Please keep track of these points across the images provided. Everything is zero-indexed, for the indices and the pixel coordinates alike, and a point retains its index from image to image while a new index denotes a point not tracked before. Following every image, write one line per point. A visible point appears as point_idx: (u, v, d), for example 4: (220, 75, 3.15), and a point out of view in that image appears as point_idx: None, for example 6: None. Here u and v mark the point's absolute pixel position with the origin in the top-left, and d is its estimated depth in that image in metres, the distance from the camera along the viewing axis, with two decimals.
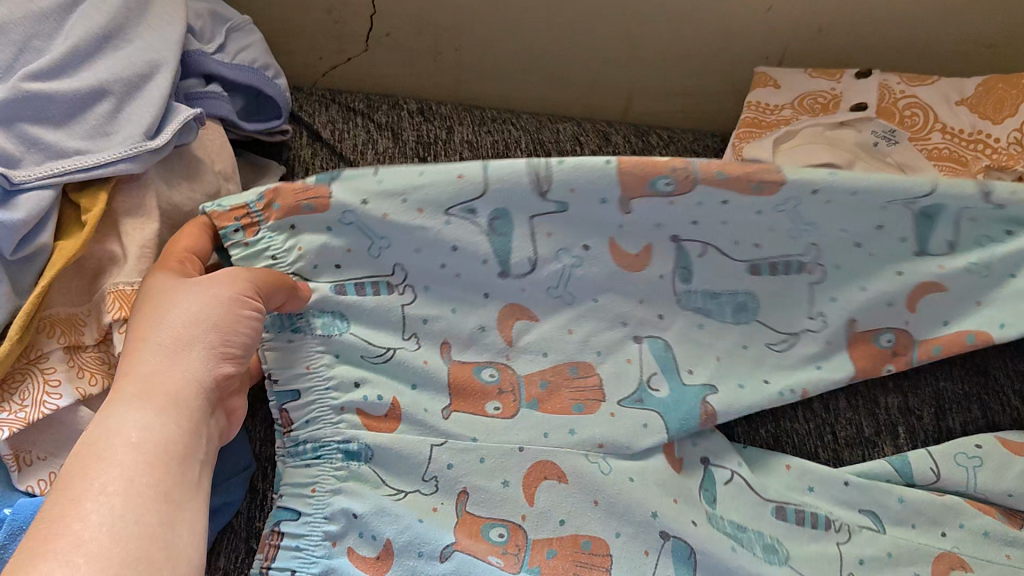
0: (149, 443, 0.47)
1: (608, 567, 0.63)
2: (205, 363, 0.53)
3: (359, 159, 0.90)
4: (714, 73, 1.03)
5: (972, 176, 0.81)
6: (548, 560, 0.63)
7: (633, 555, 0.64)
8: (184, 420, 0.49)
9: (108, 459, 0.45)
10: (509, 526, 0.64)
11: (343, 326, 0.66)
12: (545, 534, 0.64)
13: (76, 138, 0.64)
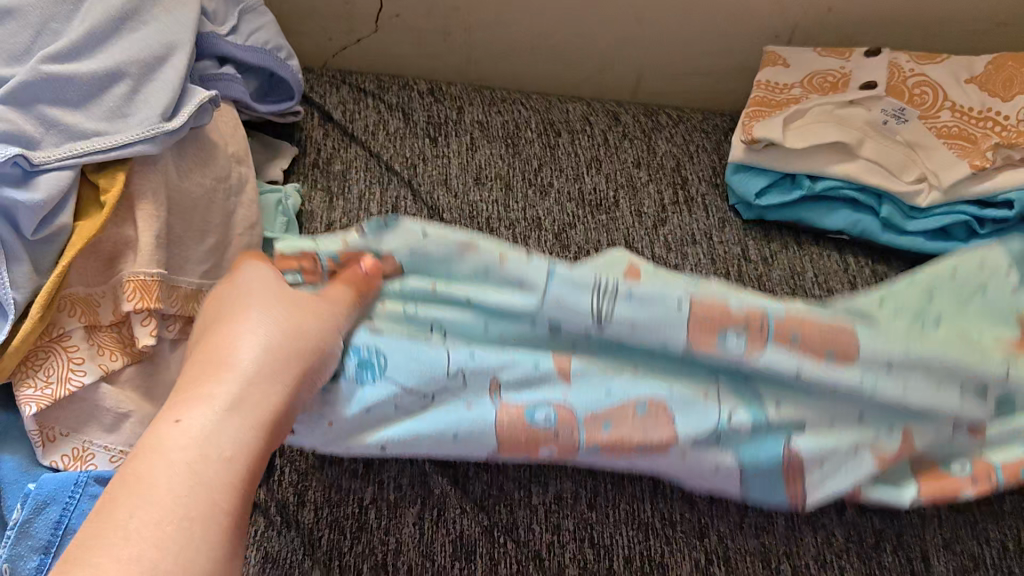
0: (225, 440, 0.45)
1: (673, 419, 0.55)
2: (234, 434, 0.46)
3: (371, 139, 0.91)
4: (724, 52, 1.03)
5: (981, 155, 0.81)
6: (604, 434, 0.55)
7: (696, 400, 0.56)
8: (240, 436, 0.46)
9: (158, 478, 0.42)
10: (553, 404, 0.56)
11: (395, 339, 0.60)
12: (594, 410, 0.56)
13: (94, 120, 0.64)
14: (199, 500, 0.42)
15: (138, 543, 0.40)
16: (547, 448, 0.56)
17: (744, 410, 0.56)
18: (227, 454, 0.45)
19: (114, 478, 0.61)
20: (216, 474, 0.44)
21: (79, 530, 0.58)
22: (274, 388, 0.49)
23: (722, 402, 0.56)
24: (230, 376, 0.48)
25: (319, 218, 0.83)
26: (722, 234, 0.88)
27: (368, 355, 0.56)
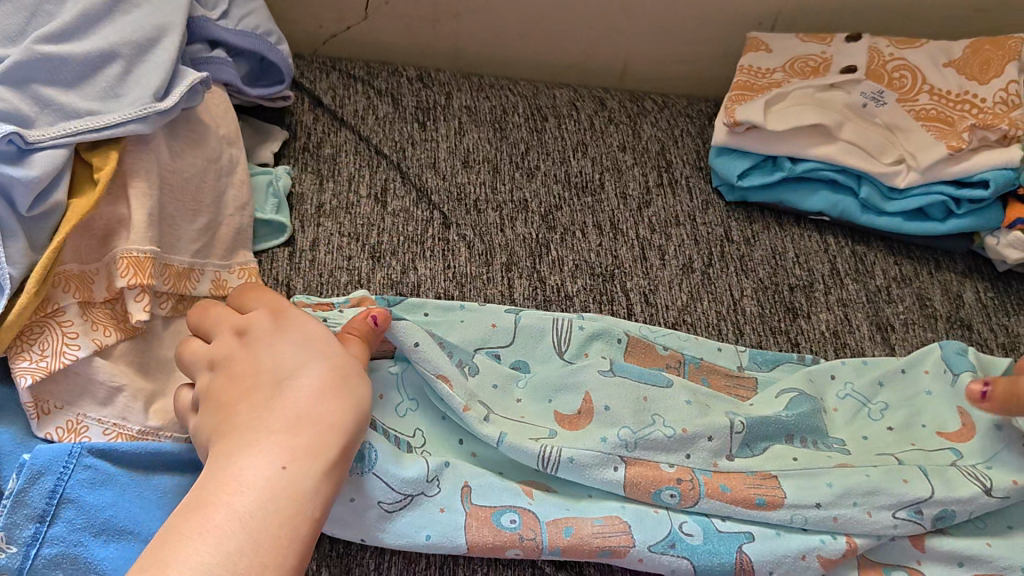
0: (282, 484, 0.49)
1: (628, 533, 0.61)
2: (290, 482, 0.49)
3: (361, 123, 0.92)
4: (708, 39, 1.05)
5: (958, 135, 0.83)
6: (566, 537, 0.60)
7: (646, 514, 0.62)
8: (298, 482, 0.49)
9: (221, 530, 0.46)
10: (519, 510, 0.61)
11: (370, 460, 0.60)
12: (555, 518, 0.61)
13: (88, 99, 0.66)
14: (289, 553, 0.47)
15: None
16: (514, 548, 0.59)
17: (692, 521, 0.62)
18: (314, 515, 0.49)
19: (108, 448, 0.61)
20: (304, 533, 0.48)
21: (74, 499, 0.59)
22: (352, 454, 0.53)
23: (673, 517, 0.63)
24: (321, 436, 0.51)
25: (309, 200, 0.84)
26: (704, 215, 0.90)
27: (364, 448, 0.60)
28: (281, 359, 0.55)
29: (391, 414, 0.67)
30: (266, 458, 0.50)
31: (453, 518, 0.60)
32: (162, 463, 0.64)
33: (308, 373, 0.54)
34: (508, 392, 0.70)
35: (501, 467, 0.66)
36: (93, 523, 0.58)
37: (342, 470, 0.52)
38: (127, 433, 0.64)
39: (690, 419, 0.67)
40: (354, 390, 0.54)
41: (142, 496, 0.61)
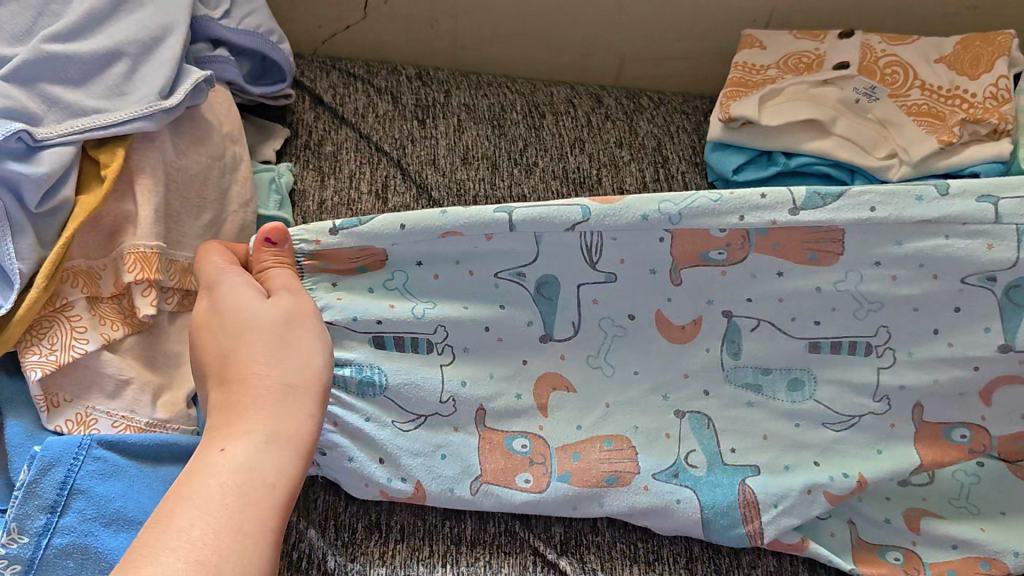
0: (236, 457, 0.48)
1: (634, 459, 0.69)
2: (243, 454, 0.49)
3: (360, 121, 0.94)
4: (704, 37, 1.06)
5: (949, 130, 0.85)
6: (573, 462, 0.68)
7: (656, 439, 0.70)
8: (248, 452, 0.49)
9: (177, 503, 0.45)
10: (530, 435, 0.69)
11: (377, 382, 0.67)
12: (565, 443, 0.70)
13: (94, 97, 0.67)
14: (249, 516, 0.45)
15: (203, 544, 0.43)
16: (526, 473, 0.68)
17: (700, 444, 0.70)
18: (270, 479, 0.48)
19: (116, 440, 0.62)
20: (259, 499, 0.47)
21: (84, 490, 0.60)
22: (295, 423, 0.53)
23: (683, 441, 0.71)
24: (256, 418, 0.52)
25: (311, 197, 0.86)
26: None
27: (368, 372, 0.67)
28: (216, 355, 0.56)
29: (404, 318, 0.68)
30: (218, 442, 0.50)
31: (466, 440, 0.68)
32: (170, 454, 0.65)
33: (250, 357, 0.55)
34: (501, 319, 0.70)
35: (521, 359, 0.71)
36: (103, 513, 0.60)
37: (291, 440, 0.51)
38: (136, 425, 0.65)
39: (753, 204, 0.66)
40: (279, 364, 0.55)
41: (151, 488, 0.63)
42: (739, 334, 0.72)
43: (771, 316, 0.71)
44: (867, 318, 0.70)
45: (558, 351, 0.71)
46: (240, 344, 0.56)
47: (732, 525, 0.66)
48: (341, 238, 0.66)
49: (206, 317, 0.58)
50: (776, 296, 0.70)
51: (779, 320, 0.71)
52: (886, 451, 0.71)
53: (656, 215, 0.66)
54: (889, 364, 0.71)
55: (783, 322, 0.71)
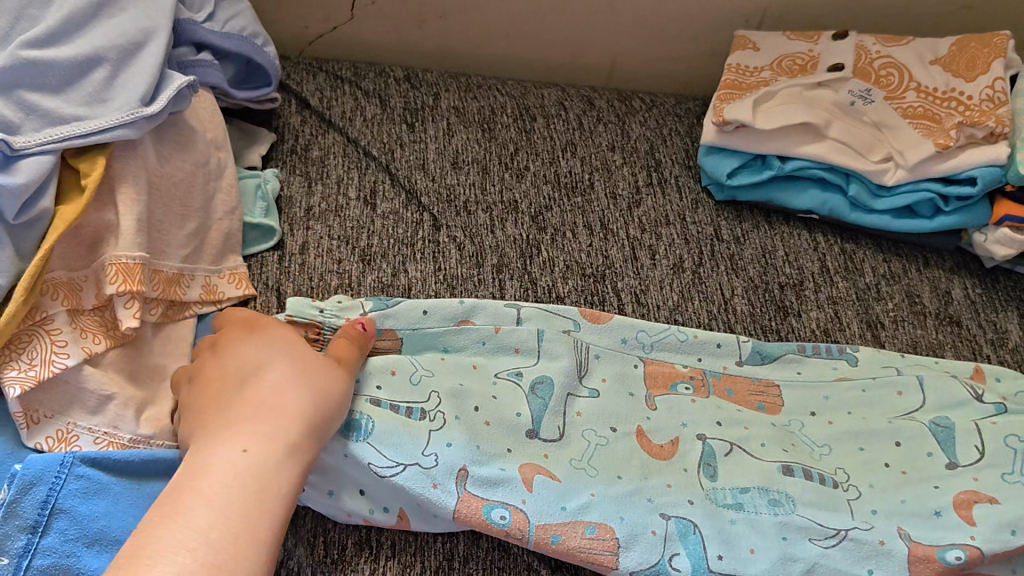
0: (246, 467, 0.53)
1: (616, 554, 0.59)
2: (259, 455, 0.54)
3: (348, 126, 0.92)
4: (695, 38, 1.05)
5: (946, 133, 0.83)
6: (553, 542, 0.60)
7: (640, 532, 0.61)
8: (263, 458, 0.54)
9: (191, 504, 0.50)
10: (510, 507, 0.61)
11: (364, 430, 0.63)
12: (545, 522, 0.60)
13: (73, 105, 0.65)
14: (260, 524, 0.51)
15: (220, 544, 0.49)
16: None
17: (685, 552, 0.60)
18: (279, 490, 0.54)
19: (99, 456, 0.61)
20: (272, 506, 0.53)
21: (66, 509, 0.58)
22: (314, 442, 0.57)
23: (667, 545, 0.60)
24: (276, 425, 0.56)
25: (298, 203, 0.84)
26: (694, 214, 0.91)
27: (358, 420, 0.63)
28: (238, 371, 0.61)
29: (404, 385, 0.67)
30: (228, 445, 0.55)
31: (443, 497, 0.60)
32: (155, 470, 0.63)
33: (273, 375, 0.60)
34: (485, 408, 0.67)
35: (505, 446, 0.65)
36: (86, 533, 0.57)
37: (308, 456, 0.57)
38: (119, 441, 0.63)
39: (710, 348, 0.78)
40: (309, 385, 0.60)
41: (136, 505, 0.61)
42: (712, 457, 0.68)
43: (736, 440, 0.69)
44: (823, 458, 0.69)
45: (542, 451, 0.66)
46: (273, 362, 0.61)
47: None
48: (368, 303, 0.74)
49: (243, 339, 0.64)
50: (740, 424, 0.71)
51: (750, 444, 0.69)
52: (877, 573, 0.60)
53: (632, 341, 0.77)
54: (857, 496, 0.66)
55: (752, 447, 0.69)
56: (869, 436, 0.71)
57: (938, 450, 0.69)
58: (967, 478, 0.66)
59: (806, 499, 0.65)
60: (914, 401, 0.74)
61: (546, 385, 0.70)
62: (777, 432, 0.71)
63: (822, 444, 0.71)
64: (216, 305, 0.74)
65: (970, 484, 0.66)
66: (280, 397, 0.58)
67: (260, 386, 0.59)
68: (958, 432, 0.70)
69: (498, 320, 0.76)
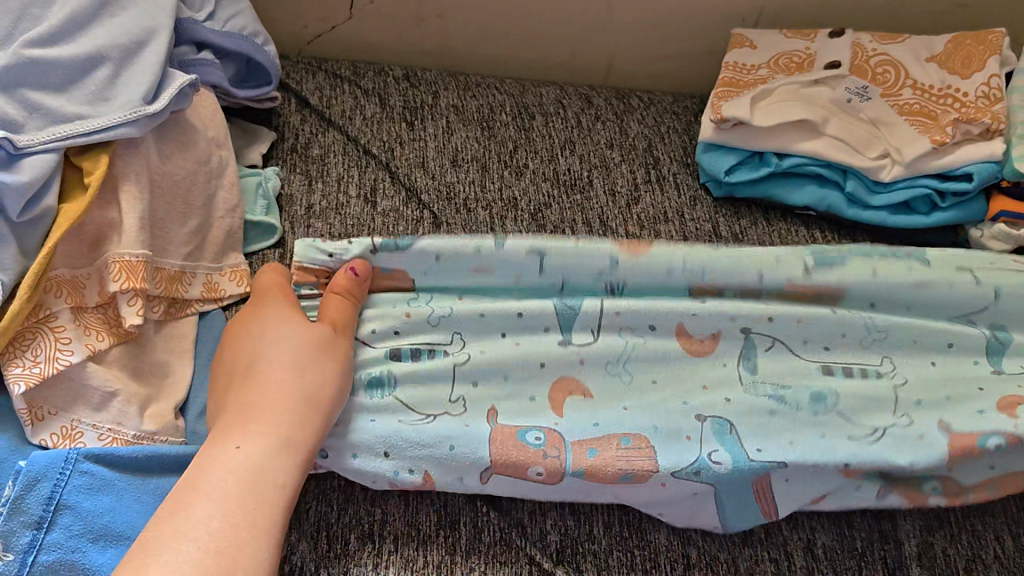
0: (248, 463, 0.56)
1: (652, 458, 0.65)
2: (261, 451, 0.57)
3: (348, 124, 0.92)
4: (692, 36, 1.06)
5: (942, 129, 0.85)
6: (589, 458, 0.64)
7: (674, 440, 0.66)
8: (263, 453, 0.57)
9: (196, 498, 0.53)
10: (544, 429, 0.66)
11: (387, 385, 0.68)
12: (579, 439, 0.66)
13: (76, 103, 0.66)
14: (262, 514, 0.54)
15: (221, 534, 0.52)
16: (537, 467, 0.64)
17: (722, 448, 0.66)
18: (279, 483, 0.56)
19: (103, 452, 0.61)
20: (268, 498, 0.55)
21: (71, 505, 0.58)
22: (307, 434, 0.60)
23: (704, 445, 0.66)
24: (271, 422, 0.59)
25: (299, 201, 0.84)
26: (692, 211, 0.91)
27: (381, 377, 0.68)
28: (244, 365, 0.64)
29: (421, 326, 0.72)
30: (232, 441, 0.58)
31: (478, 434, 0.65)
32: (159, 466, 0.63)
33: (276, 369, 0.63)
34: (524, 339, 0.71)
35: (539, 360, 0.70)
36: (91, 528, 0.58)
37: (302, 451, 0.59)
38: (123, 437, 0.63)
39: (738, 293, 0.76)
40: (303, 379, 0.62)
41: (141, 501, 0.61)
42: (750, 365, 0.72)
43: (781, 335, 0.74)
44: (871, 347, 0.74)
45: (576, 356, 0.71)
46: (270, 358, 0.64)
47: (747, 511, 0.66)
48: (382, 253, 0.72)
49: (246, 328, 0.67)
50: (796, 316, 0.74)
51: (787, 351, 0.74)
52: (918, 460, 0.67)
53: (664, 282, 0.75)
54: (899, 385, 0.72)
55: (792, 343, 0.74)
56: (927, 331, 0.75)
57: (983, 359, 0.75)
58: (1004, 386, 0.73)
59: (849, 403, 0.70)
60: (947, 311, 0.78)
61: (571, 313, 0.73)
62: (837, 319, 0.74)
63: (878, 326, 0.75)
64: (217, 303, 0.75)
65: (1011, 390, 0.73)
66: (281, 391, 0.61)
67: (257, 385, 0.62)
68: (1007, 345, 0.76)
69: (520, 268, 0.73)
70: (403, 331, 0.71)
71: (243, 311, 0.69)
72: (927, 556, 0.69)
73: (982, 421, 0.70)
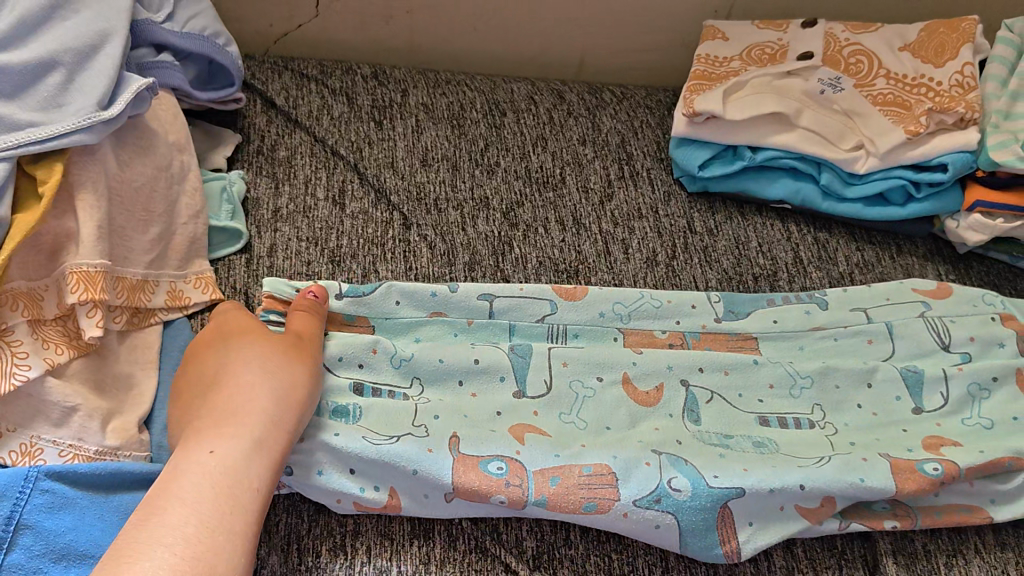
0: (221, 467, 0.54)
1: (615, 486, 0.63)
2: (236, 454, 0.55)
3: (315, 125, 0.91)
4: (665, 28, 1.04)
5: (915, 120, 0.83)
6: (552, 486, 0.63)
7: (636, 466, 0.65)
8: (237, 455, 0.55)
9: (169, 506, 0.51)
10: (505, 458, 0.64)
11: (353, 414, 0.66)
12: (542, 468, 0.64)
13: (28, 110, 0.64)
14: (236, 520, 0.52)
15: (196, 542, 0.49)
16: (500, 494, 0.62)
17: (682, 475, 0.64)
18: (253, 486, 0.55)
19: (65, 470, 0.58)
20: (244, 502, 0.53)
21: (31, 525, 0.55)
22: (280, 434, 0.58)
23: (663, 472, 0.64)
24: (241, 424, 0.57)
25: (266, 204, 0.82)
26: (666, 207, 0.90)
27: (346, 406, 0.67)
28: (212, 377, 0.62)
29: (385, 366, 0.70)
30: (203, 445, 0.56)
31: (440, 460, 0.63)
32: (123, 482, 0.61)
33: (248, 375, 0.61)
34: (471, 382, 0.71)
35: (495, 409, 0.69)
36: (52, 548, 0.55)
37: (276, 453, 0.57)
38: (85, 453, 0.61)
39: (684, 311, 0.79)
40: (272, 380, 0.61)
41: (103, 519, 0.59)
42: (696, 403, 0.72)
43: (719, 388, 0.73)
44: (803, 395, 0.74)
45: (531, 408, 0.70)
46: (234, 364, 0.62)
47: (712, 544, 0.63)
48: (344, 303, 0.73)
49: (212, 345, 0.65)
50: (721, 368, 0.74)
51: (727, 393, 0.73)
52: (869, 480, 0.65)
53: (611, 314, 0.78)
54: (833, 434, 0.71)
55: (731, 397, 0.73)
56: (847, 374, 0.75)
57: (906, 394, 0.74)
58: (931, 425, 0.73)
59: (789, 449, 0.69)
60: (883, 350, 0.78)
61: (523, 346, 0.73)
62: (765, 371, 0.75)
63: (804, 375, 0.74)
64: (182, 311, 0.73)
65: (934, 430, 0.72)
66: (252, 395, 0.59)
67: (225, 390, 0.60)
68: (927, 376, 0.75)
69: (472, 312, 0.76)
70: (368, 364, 0.70)
71: (209, 327, 0.68)
72: (904, 552, 0.68)
73: (913, 454, 0.69)
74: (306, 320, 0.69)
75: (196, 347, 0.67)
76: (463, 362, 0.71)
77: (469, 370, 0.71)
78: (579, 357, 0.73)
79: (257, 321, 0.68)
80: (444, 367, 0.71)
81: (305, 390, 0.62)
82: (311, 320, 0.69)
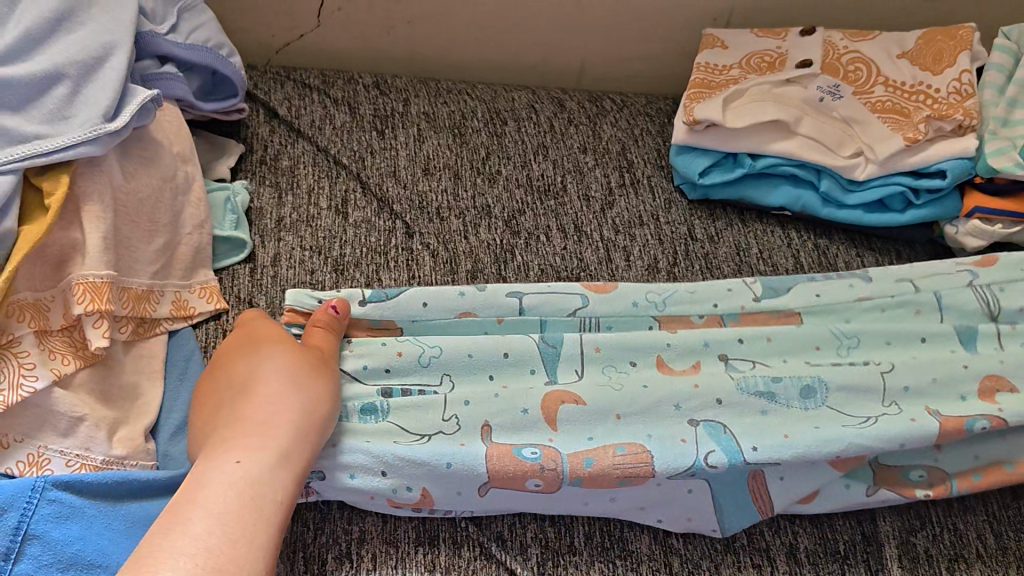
0: (246, 477, 0.55)
1: (651, 463, 0.63)
2: (262, 465, 0.56)
3: (318, 134, 0.91)
4: (665, 37, 1.05)
5: (914, 126, 0.84)
6: (587, 468, 0.63)
7: (670, 442, 0.65)
8: (263, 467, 0.56)
9: (192, 515, 0.51)
10: (540, 444, 0.65)
11: (380, 410, 0.67)
12: (576, 450, 0.64)
13: (34, 122, 0.64)
14: (258, 531, 0.53)
15: (220, 552, 0.50)
16: (535, 479, 0.63)
17: (718, 450, 0.64)
18: (275, 498, 0.55)
19: (72, 480, 0.59)
20: (267, 515, 0.54)
21: (38, 535, 0.56)
22: (305, 448, 0.59)
23: (700, 446, 0.64)
24: (267, 434, 0.58)
25: (269, 214, 0.83)
26: (667, 214, 0.91)
27: (373, 404, 0.67)
28: (236, 384, 0.63)
29: (414, 367, 0.70)
30: (228, 454, 0.56)
31: (474, 450, 0.64)
32: (130, 492, 0.61)
33: (272, 386, 0.61)
34: (501, 372, 0.71)
35: None
36: (59, 558, 0.55)
37: (298, 466, 0.58)
38: (92, 463, 0.61)
39: (720, 294, 0.79)
40: (297, 391, 0.61)
41: (111, 528, 0.59)
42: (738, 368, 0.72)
43: (761, 356, 0.73)
44: (850, 354, 0.74)
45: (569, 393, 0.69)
46: (260, 371, 0.63)
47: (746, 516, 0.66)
48: (367, 308, 0.73)
49: (233, 353, 0.66)
50: (765, 336, 0.74)
51: (768, 356, 0.74)
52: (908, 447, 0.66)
53: (644, 303, 0.77)
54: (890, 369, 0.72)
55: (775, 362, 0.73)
56: (897, 333, 0.75)
57: (960, 346, 0.75)
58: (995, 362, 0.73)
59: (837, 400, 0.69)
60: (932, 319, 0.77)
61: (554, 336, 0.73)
62: (808, 332, 0.75)
63: (849, 336, 0.75)
64: (187, 321, 0.73)
65: (994, 368, 0.72)
66: (278, 407, 0.60)
67: (252, 398, 0.61)
68: (981, 331, 0.76)
69: (503, 309, 0.75)
70: (395, 368, 0.70)
71: (235, 334, 0.68)
72: (909, 556, 0.68)
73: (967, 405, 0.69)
74: (322, 330, 0.69)
75: (218, 355, 0.67)
76: (491, 355, 0.71)
77: (501, 364, 0.71)
78: (613, 343, 0.73)
79: (281, 329, 0.69)
80: (473, 363, 0.70)
81: (327, 404, 0.62)
82: (329, 333, 0.70)
